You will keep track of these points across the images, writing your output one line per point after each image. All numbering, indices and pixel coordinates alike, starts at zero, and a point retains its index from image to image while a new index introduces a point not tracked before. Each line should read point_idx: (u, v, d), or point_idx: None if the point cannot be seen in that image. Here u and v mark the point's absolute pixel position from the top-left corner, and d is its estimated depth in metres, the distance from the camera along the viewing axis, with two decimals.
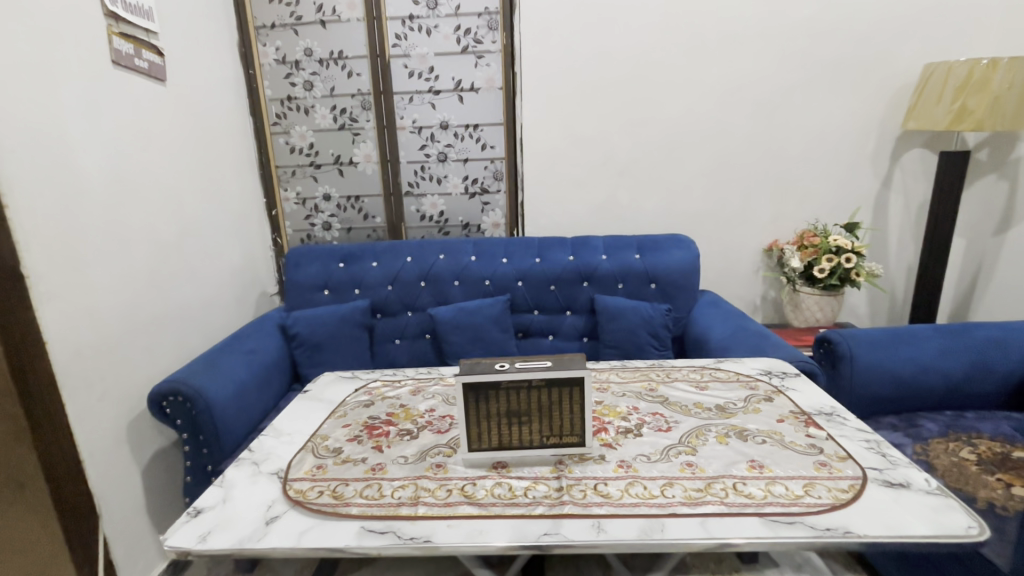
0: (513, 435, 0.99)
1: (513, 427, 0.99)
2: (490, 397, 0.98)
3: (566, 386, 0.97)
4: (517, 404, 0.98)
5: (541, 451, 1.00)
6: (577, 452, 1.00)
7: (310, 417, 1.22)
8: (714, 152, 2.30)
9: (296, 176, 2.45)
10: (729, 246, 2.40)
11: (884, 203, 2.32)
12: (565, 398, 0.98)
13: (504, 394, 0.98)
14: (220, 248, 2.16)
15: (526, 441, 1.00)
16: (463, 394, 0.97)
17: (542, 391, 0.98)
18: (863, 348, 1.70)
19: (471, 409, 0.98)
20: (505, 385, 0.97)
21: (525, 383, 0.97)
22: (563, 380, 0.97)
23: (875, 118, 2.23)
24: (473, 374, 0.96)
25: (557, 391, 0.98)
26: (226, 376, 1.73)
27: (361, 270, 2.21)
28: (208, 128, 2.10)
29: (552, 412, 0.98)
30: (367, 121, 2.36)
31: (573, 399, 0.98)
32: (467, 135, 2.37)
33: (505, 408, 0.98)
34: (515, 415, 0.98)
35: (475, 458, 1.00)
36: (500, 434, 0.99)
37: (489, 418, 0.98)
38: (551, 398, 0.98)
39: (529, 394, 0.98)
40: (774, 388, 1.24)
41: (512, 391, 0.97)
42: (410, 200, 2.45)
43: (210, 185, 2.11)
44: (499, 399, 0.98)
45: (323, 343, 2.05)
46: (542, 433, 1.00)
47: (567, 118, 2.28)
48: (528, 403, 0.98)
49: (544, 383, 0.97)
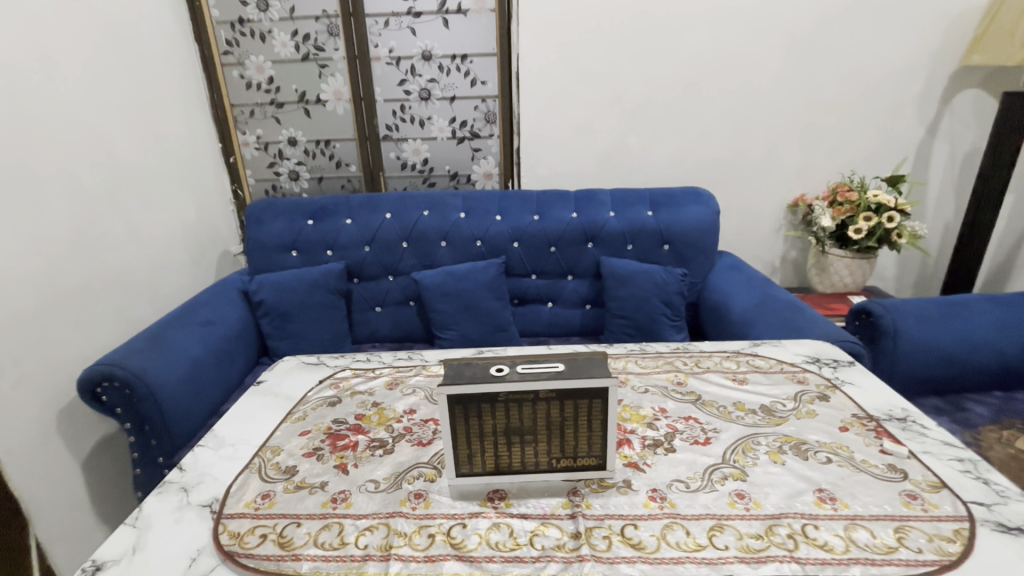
0: (514, 456, 0.77)
1: (515, 448, 0.77)
2: (484, 411, 0.74)
3: (585, 397, 0.74)
4: (520, 421, 0.75)
5: (551, 476, 0.78)
6: (594, 476, 0.79)
7: (261, 420, 0.99)
8: (741, 91, 1.98)
9: (255, 116, 2.10)
10: (750, 200, 2.14)
11: (927, 154, 2.05)
12: (582, 414, 0.75)
13: (503, 408, 0.74)
14: (167, 200, 1.85)
15: (531, 464, 0.78)
16: (448, 409, 0.74)
17: (552, 404, 0.74)
18: (908, 322, 1.49)
19: (459, 425, 0.75)
20: (504, 397, 0.74)
21: (529, 393, 0.74)
22: (580, 391, 0.74)
23: (928, 51, 1.91)
24: (462, 384, 0.73)
25: (571, 404, 0.75)
26: (174, 354, 1.49)
27: (333, 228, 1.93)
28: (137, 55, 1.75)
29: (566, 430, 0.76)
30: (335, 49, 2.00)
31: (592, 414, 0.75)
32: (453, 67, 2.02)
33: (503, 424, 0.75)
34: (515, 434, 0.76)
35: (465, 485, 0.78)
36: (496, 455, 0.77)
37: (483, 436, 0.76)
38: (563, 413, 0.75)
39: (535, 408, 0.74)
40: (827, 382, 1.03)
41: (513, 403, 0.74)
42: (388, 145, 2.13)
43: (147, 127, 1.78)
44: (495, 413, 0.74)
45: (292, 313, 1.80)
46: (551, 454, 0.77)
47: (570, 49, 1.94)
48: (533, 418, 0.75)
49: (557, 394, 0.74)
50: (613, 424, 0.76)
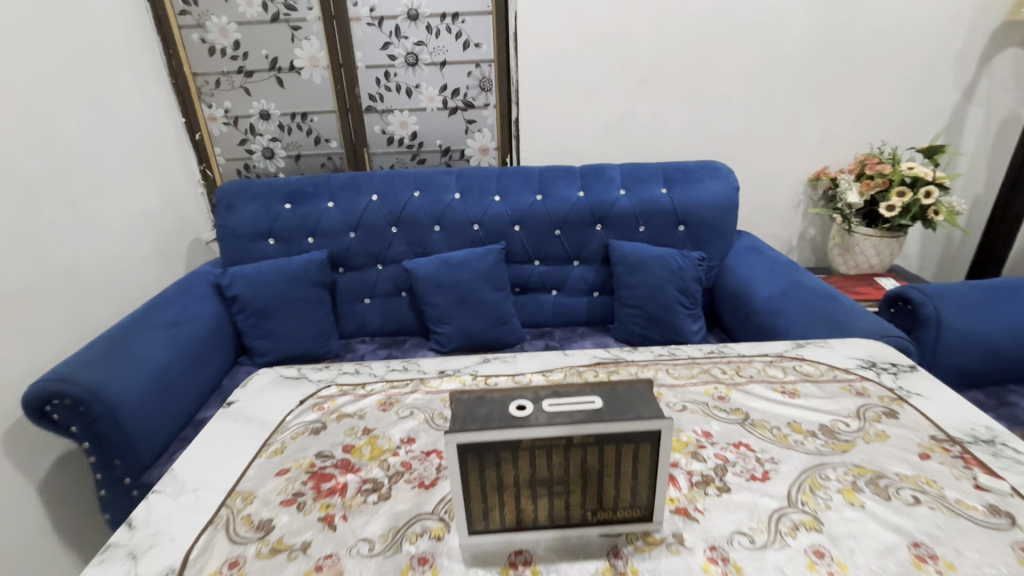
0: (540, 509, 0.62)
1: (542, 500, 0.62)
2: (503, 459, 0.59)
3: (631, 441, 0.59)
4: (549, 471, 0.60)
5: (585, 530, 0.64)
6: (637, 527, 0.64)
7: (230, 456, 0.83)
8: (764, 52, 1.79)
9: (221, 87, 1.87)
10: (768, 174, 1.97)
11: (962, 121, 1.87)
12: (625, 461, 0.60)
13: (528, 456, 0.59)
14: (125, 185, 1.64)
15: (560, 517, 0.63)
16: (459, 462, 0.59)
17: (590, 450, 0.59)
18: (952, 310, 1.36)
19: (472, 477, 0.60)
20: (529, 444, 0.58)
21: (561, 439, 0.58)
22: (625, 434, 0.58)
23: (972, 5, 1.73)
24: (477, 430, 0.57)
25: (614, 449, 0.60)
26: (135, 362, 1.32)
27: (313, 212, 1.73)
28: (76, 16, 1.50)
29: (605, 478, 0.61)
30: (308, 8, 1.77)
31: (639, 459, 0.60)
32: (443, 28, 1.80)
33: (527, 475, 0.60)
34: (543, 485, 0.61)
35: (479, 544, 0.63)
36: (518, 507, 0.62)
37: (502, 487, 0.61)
38: (601, 460, 0.60)
39: (568, 455, 0.59)
40: (891, 392, 0.89)
41: (540, 449, 0.59)
42: (372, 118, 1.92)
43: (95, 101, 1.55)
44: (517, 462, 0.59)
45: (271, 309, 1.62)
46: (585, 505, 0.63)
47: (575, 5, 1.72)
48: (565, 466, 0.60)
49: (596, 438, 0.59)
50: (665, 472, 0.61)
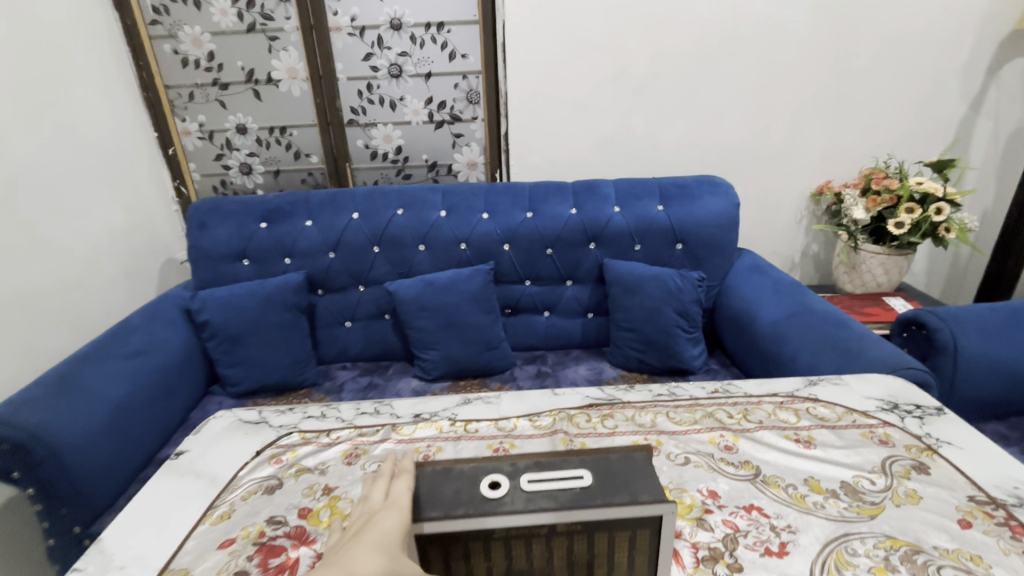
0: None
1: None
2: (472, 549, 0.51)
3: (627, 526, 0.50)
4: (528, 562, 0.51)
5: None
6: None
7: (168, 522, 0.73)
8: (764, 63, 1.71)
9: (195, 100, 1.78)
10: (769, 189, 1.89)
11: (970, 134, 1.80)
12: (619, 548, 0.51)
13: (502, 546, 0.51)
14: (89, 204, 1.54)
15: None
16: (420, 554, 0.50)
17: (577, 538, 0.50)
18: (971, 337, 1.26)
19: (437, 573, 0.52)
20: (503, 533, 0.49)
21: (542, 526, 0.49)
22: (618, 520, 0.49)
23: (980, 13, 1.66)
24: (439, 519, 0.49)
25: (605, 536, 0.50)
26: (88, 398, 1.21)
27: (290, 231, 1.64)
28: (34, 25, 1.41)
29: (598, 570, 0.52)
30: (286, 18, 1.69)
31: (637, 545, 0.51)
32: (427, 37, 1.71)
33: (504, 565, 0.52)
34: None
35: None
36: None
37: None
38: (592, 548, 0.51)
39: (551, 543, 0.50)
40: (918, 442, 0.79)
41: (516, 538, 0.50)
42: (354, 132, 1.83)
43: (54, 114, 1.46)
44: (491, 552, 0.51)
45: (244, 335, 1.52)
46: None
47: (565, 13, 1.64)
48: (547, 556, 0.51)
49: (584, 526, 0.49)
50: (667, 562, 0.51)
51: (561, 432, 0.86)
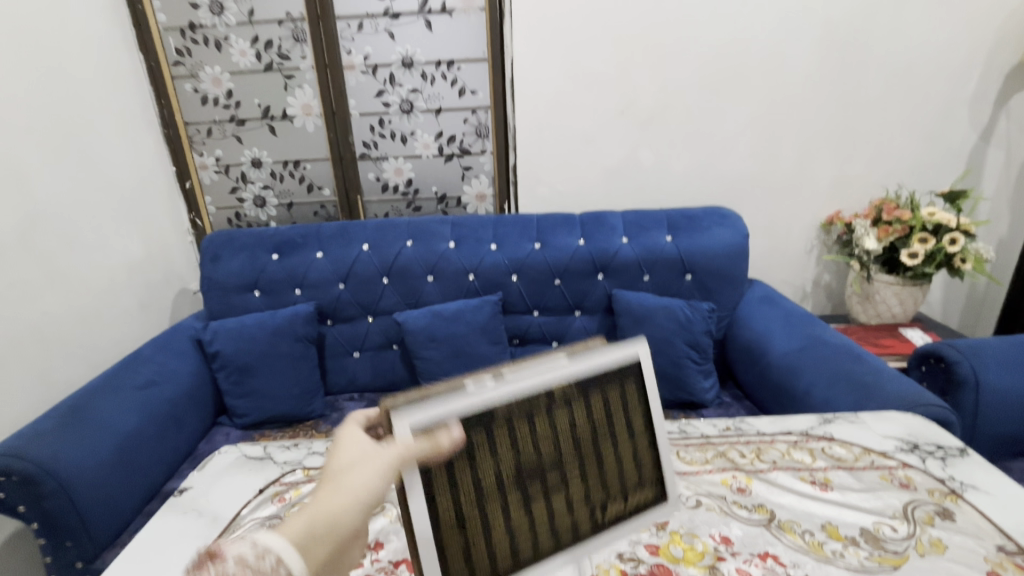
0: (544, 506, 0.58)
1: (542, 497, 0.58)
2: (497, 434, 0.56)
3: (615, 384, 0.64)
4: (530, 445, 0.58)
5: (596, 543, 0.60)
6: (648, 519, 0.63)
7: (168, 564, 0.71)
8: (770, 96, 1.73)
9: (213, 136, 1.84)
10: (779, 219, 1.88)
11: (981, 163, 1.79)
12: (600, 414, 0.62)
13: (506, 429, 0.57)
14: (107, 236, 1.58)
15: (564, 530, 0.59)
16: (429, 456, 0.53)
17: (572, 409, 0.60)
18: (993, 371, 1.22)
19: (440, 490, 0.54)
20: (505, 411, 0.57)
21: (542, 393, 0.58)
22: (609, 373, 0.63)
23: (985, 45, 1.66)
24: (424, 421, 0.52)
25: (586, 403, 0.61)
26: (98, 430, 1.21)
27: (301, 263, 1.66)
28: (61, 68, 1.48)
29: (605, 451, 0.62)
30: (302, 57, 1.75)
31: (631, 416, 0.65)
32: (438, 75, 1.76)
33: (511, 458, 0.57)
34: (529, 470, 0.58)
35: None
36: (512, 530, 0.57)
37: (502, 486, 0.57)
38: (577, 420, 0.61)
39: (554, 419, 0.59)
40: (940, 485, 0.76)
41: (517, 418, 0.57)
42: (366, 165, 1.87)
43: (77, 151, 1.51)
44: (512, 439, 0.57)
45: (253, 366, 1.53)
46: (580, 506, 0.60)
47: (573, 50, 1.67)
48: (554, 444, 0.60)
49: (577, 386, 0.60)
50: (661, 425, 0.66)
51: None
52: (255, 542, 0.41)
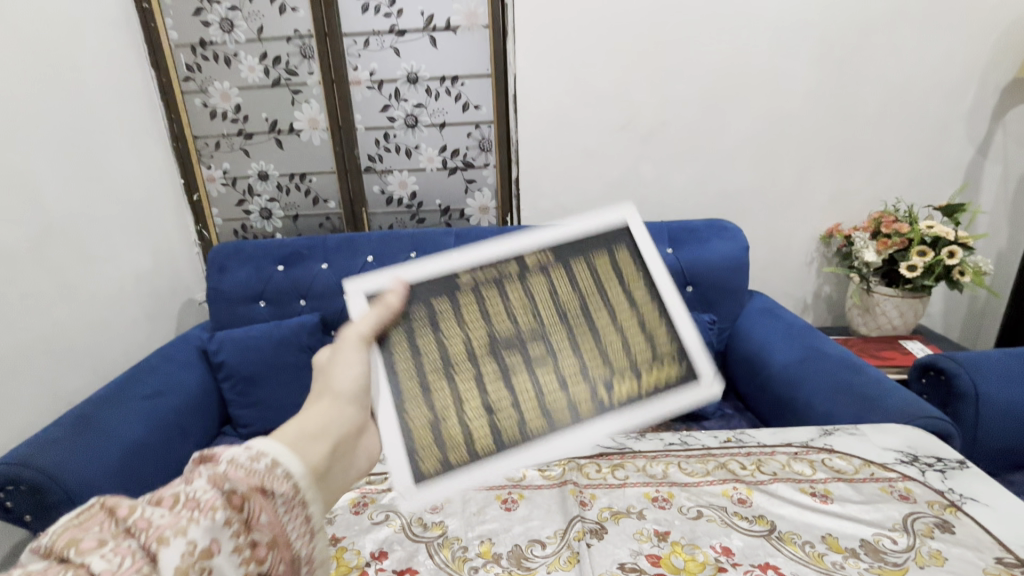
0: (526, 381, 0.73)
1: (529, 374, 0.74)
2: (466, 312, 0.75)
3: (591, 254, 0.80)
4: (493, 310, 0.76)
5: (575, 397, 0.73)
6: (673, 409, 0.72)
7: None
8: (769, 112, 1.76)
9: (221, 149, 1.87)
10: (779, 231, 1.90)
11: (978, 177, 1.81)
12: (561, 287, 0.78)
13: (467, 299, 0.75)
14: (116, 248, 1.61)
15: (563, 411, 0.71)
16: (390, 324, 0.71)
17: (534, 281, 0.77)
18: (994, 384, 1.22)
19: (402, 351, 0.71)
20: (464, 284, 0.75)
21: (507, 265, 0.77)
22: (559, 246, 0.80)
23: (981, 62, 1.69)
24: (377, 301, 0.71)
25: (544, 279, 0.78)
26: (105, 439, 1.22)
27: (306, 274, 1.68)
28: (75, 83, 1.51)
29: (599, 329, 0.77)
30: (309, 73, 1.78)
31: (618, 284, 0.80)
32: (442, 90, 1.80)
33: (475, 322, 0.75)
34: (497, 338, 0.75)
35: (428, 495, 0.64)
36: (492, 410, 0.71)
37: (480, 361, 0.74)
38: (539, 293, 0.77)
39: (519, 288, 0.77)
40: (940, 497, 0.77)
41: (477, 292, 0.75)
42: (371, 178, 1.90)
43: (89, 164, 1.54)
44: (483, 312, 0.75)
45: (258, 376, 1.54)
46: (557, 370, 0.74)
47: (575, 66, 1.70)
48: (519, 315, 0.76)
49: (531, 259, 0.78)
50: (670, 300, 0.80)
51: (571, 484, 0.85)
52: (244, 445, 0.46)
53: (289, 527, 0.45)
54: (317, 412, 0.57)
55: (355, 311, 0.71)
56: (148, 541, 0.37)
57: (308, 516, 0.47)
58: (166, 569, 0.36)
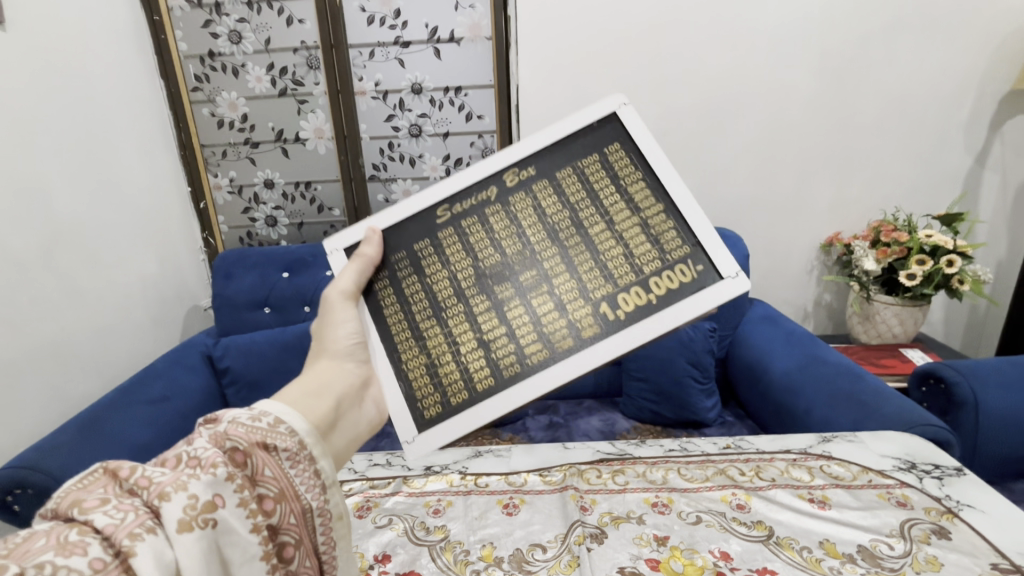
0: (521, 309, 0.71)
1: (522, 303, 0.72)
2: (447, 249, 0.74)
3: (586, 161, 0.74)
4: (480, 240, 0.74)
5: (577, 317, 0.70)
6: (682, 317, 0.66)
7: None
8: (768, 122, 1.78)
9: (228, 157, 1.90)
10: (778, 239, 1.92)
11: (976, 187, 1.82)
12: (553, 205, 0.74)
13: (451, 235, 0.74)
14: (124, 254, 1.63)
15: (563, 336, 0.69)
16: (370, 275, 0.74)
17: (520, 204, 0.74)
18: (993, 392, 1.23)
19: (389, 302, 0.74)
20: (445, 220, 0.75)
21: (488, 191, 0.74)
22: (545, 159, 0.75)
23: (978, 73, 1.71)
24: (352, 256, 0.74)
25: (533, 199, 0.74)
26: (111, 443, 1.24)
27: (311, 281, 1.70)
28: (85, 93, 1.54)
29: (594, 241, 0.72)
30: (315, 84, 1.81)
31: (621, 187, 0.73)
32: (446, 100, 1.82)
33: (463, 255, 0.74)
34: (489, 269, 0.73)
35: (429, 439, 0.68)
36: (489, 344, 0.71)
37: (470, 297, 0.73)
38: (530, 215, 0.74)
39: (503, 214, 0.74)
40: (937, 503, 0.78)
41: (460, 225, 0.75)
42: (375, 186, 1.93)
43: (99, 171, 1.57)
44: (467, 245, 0.74)
45: (262, 381, 1.56)
46: (555, 292, 0.71)
47: (576, 77, 1.73)
48: (510, 242, 0.74)
49: (514, 179, 0.74)
50: (677, 197, 0.71)
51: (571, 488, 0.86)
52: (247, 407, 0.49)
53: (296, 480, 0.47)
54: (319, 373, 0.64)
55: (337, 269, 0.74)
56: (150, 498, 0.38)
57: (316, 470, 0.50)
58: (170, 522, 0.37)
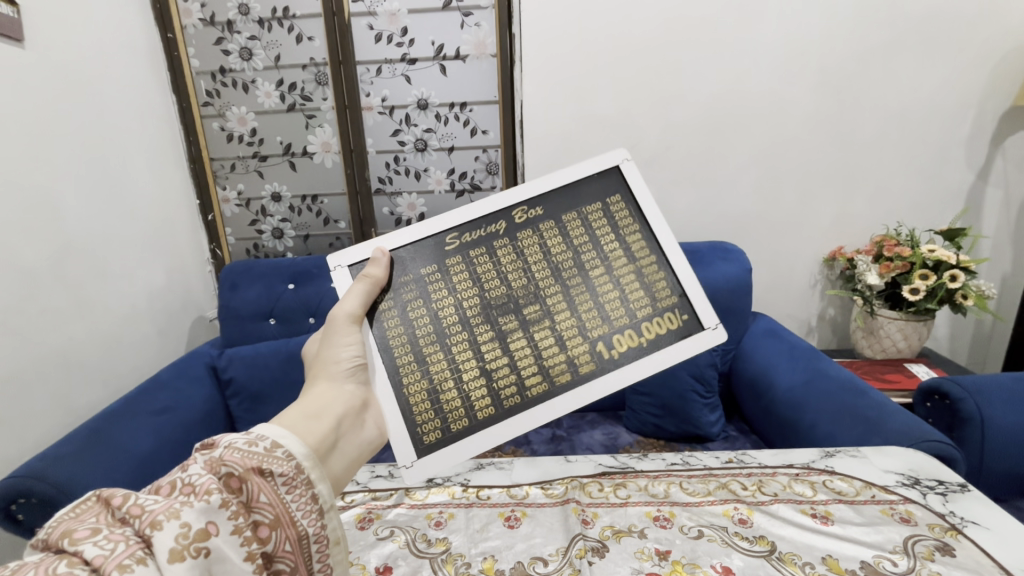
0: (524, 342, 0.75)
1: (525, 335, 0.76)
2: (454, 277, 0.77)
3: (590, 208, 0.81)
4: (486, 271, 0.77)
5: (576, 354, 0.75)
6: (674, 359, 0.74)
7: None
8: (769, 137, 1.80)
9: (236, 170, 1.94)
10: (781, 253, 1.92)
11: (979, 202, 1.83)
12: (559, 243, 0.79)
13: (459, 262, 0.77)
14: (132, 265, 1.66)
15: (562, 371, 0.74)
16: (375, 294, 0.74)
17: (528, 240, 0.79)
18: (998, 408, 1.22)
19: (392, 322, 0.74)
20: (455, 248, 0.78)
21: (499, 225, 0.79)
22: (554, 199, 0.81)
23: (978, 90, 1.72)
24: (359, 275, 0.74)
25: (541, 236, 0.79)
26: (115, 452, 1.24)
27: (315, 293, 1.71)
28: (99, 107, 1.58)
29: (594, 283, 0.78)
30: (323, 99, 1.85)
31: (620, 236, 0.81)
32: (451, 115, 1.85)
33: (469, 282, 0.77)
34: (495, 300, 0.76)
35: (429, 467, 0.69)
36: (490, 373, 0.74)
37: (475, 325, 0.75)
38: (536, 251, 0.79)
39: (511, 249, 0.78)
40: (941, 520, 0.77)
41: (468, 254, 0.78)
42: (381, 200, 1.95)
43: (110, 184, 1.60)
44: (474, 276, 0.77)
45: (265, 392, 1.57)
46: (555, 328, 0.76)
47: (579, 93, 1.76)
48: (516, 275, 0.78)
49: (523, 215, 0.80)
50: (670, 249, 0.79)
51: (573, 501, 0.86)
52: (244, 432, 0.50)
53: (292, 506, 0.48)
54: (317, 395, 0.64)
55: (341, 287, 0.74)
56: (142, 527, 0.40)
57: (313, 495, 0.50)
58: (161, 552, 0.39)
